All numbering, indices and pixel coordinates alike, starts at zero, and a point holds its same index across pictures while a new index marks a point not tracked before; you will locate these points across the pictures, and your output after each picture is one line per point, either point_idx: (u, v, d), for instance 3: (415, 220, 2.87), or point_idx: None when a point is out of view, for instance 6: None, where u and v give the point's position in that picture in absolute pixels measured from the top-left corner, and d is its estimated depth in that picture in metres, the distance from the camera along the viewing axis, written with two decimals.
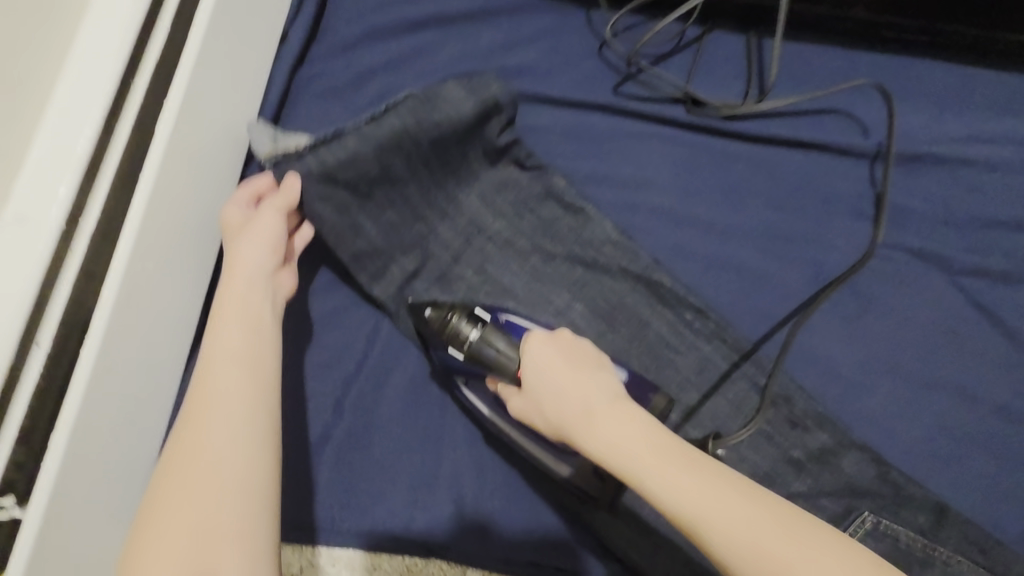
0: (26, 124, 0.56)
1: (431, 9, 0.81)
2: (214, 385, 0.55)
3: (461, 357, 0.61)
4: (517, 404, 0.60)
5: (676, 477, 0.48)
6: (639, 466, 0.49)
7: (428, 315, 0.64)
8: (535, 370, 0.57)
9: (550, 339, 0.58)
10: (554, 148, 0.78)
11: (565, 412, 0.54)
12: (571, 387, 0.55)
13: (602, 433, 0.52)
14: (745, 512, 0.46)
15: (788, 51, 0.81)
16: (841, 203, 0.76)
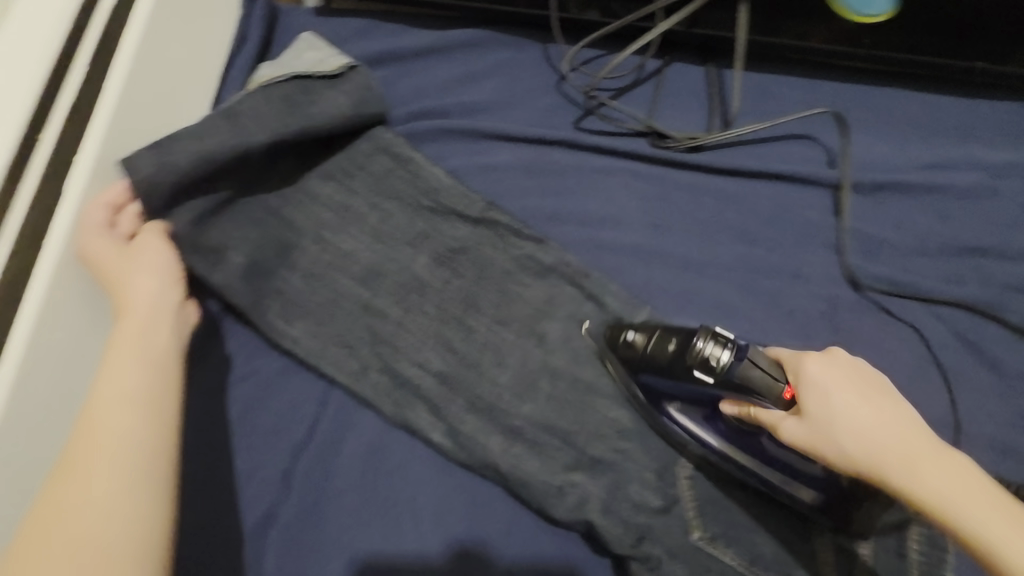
0: None
1: (379, 47, 0.77)
2: (102, 423, 0.52)
3: (710, 379, 0.54)
4: (792, 429, 0.50)
5: (963, 492, 0.44)
6: (933, 490, 0.44)
7: (632, 339, 0.61)
8: (812, 389, 0.50)
9: (827, 358, 0.51)
10: (511, 187, 0.73)
11: (866, 434, 0.47)
12: (856, 405, 0.48)
13: (889, 448, 0.46)
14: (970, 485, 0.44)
15: (752, 80, 0.76)
16: (820, 234, 0.70)
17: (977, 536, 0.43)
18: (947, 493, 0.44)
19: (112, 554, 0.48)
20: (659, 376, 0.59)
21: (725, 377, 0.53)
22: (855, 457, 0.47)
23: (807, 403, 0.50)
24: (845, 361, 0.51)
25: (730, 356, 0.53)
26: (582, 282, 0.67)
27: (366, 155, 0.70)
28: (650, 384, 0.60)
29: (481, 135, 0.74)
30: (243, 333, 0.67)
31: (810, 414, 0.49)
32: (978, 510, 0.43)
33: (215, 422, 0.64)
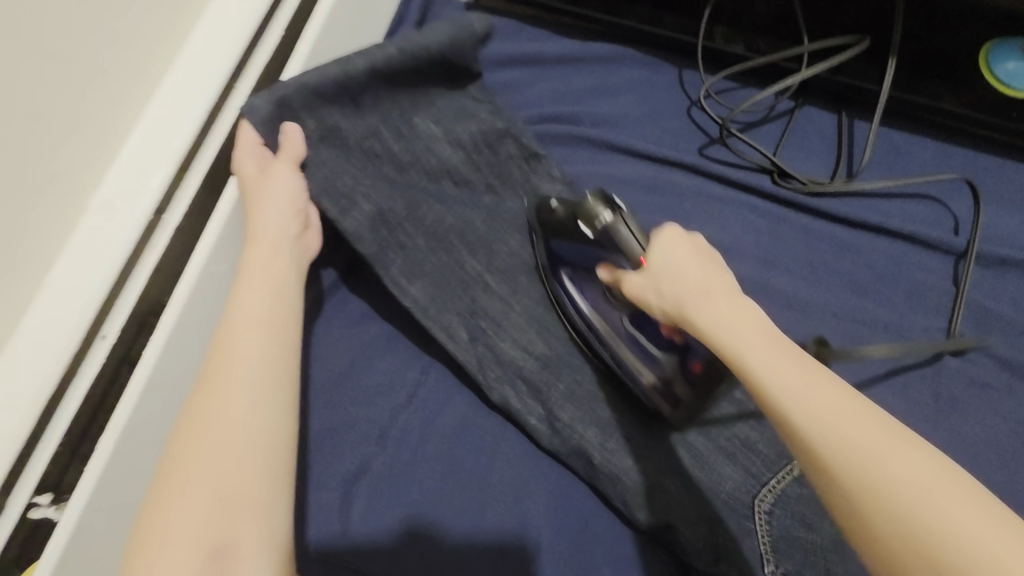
0: (130, 112, 0.55)
1: (523, 47, 0.80)
2: (231, 346, 0.51)
3: (590, 233, 0.61)
4: (634, 282, 0.56)
5: (837, 415, 0.39)
6: (765, 371, 0.43)
7: (554, 206, 0.66)
8: (661, 251, 0.54)
9: (684, 238, 0.54)
10: (629, 199, 0.75)
11: (682, 282, 0.51)
12: (703, 282, 0.50)
13: (788, 376, 0.42)
14: (797, 367, 0.43)
15: (886, 135, 0.76)
16: (933, 298, 0.70)
17: (808, 441, 0.40)
18: (777, 380, 0.42)
19: (239, 461, 0.47)
20: (570, 242, 0.64)
21: (603, 235, 0.59)
22: (678, 312, 0.51)
23: (655, 265, 0.54)
24: (696, 247, 0.54)
25: (611, 216, 0.59)
26: None
27: (496, 137, 0.72)
28: (557, 250, 0.66)
29: (607, 146, 0.76)
30: (357, 295, 0.70)
31: (651, 272, 0.54)
32: (846, 423, 0.39)
33: (323, 375, 0.66)
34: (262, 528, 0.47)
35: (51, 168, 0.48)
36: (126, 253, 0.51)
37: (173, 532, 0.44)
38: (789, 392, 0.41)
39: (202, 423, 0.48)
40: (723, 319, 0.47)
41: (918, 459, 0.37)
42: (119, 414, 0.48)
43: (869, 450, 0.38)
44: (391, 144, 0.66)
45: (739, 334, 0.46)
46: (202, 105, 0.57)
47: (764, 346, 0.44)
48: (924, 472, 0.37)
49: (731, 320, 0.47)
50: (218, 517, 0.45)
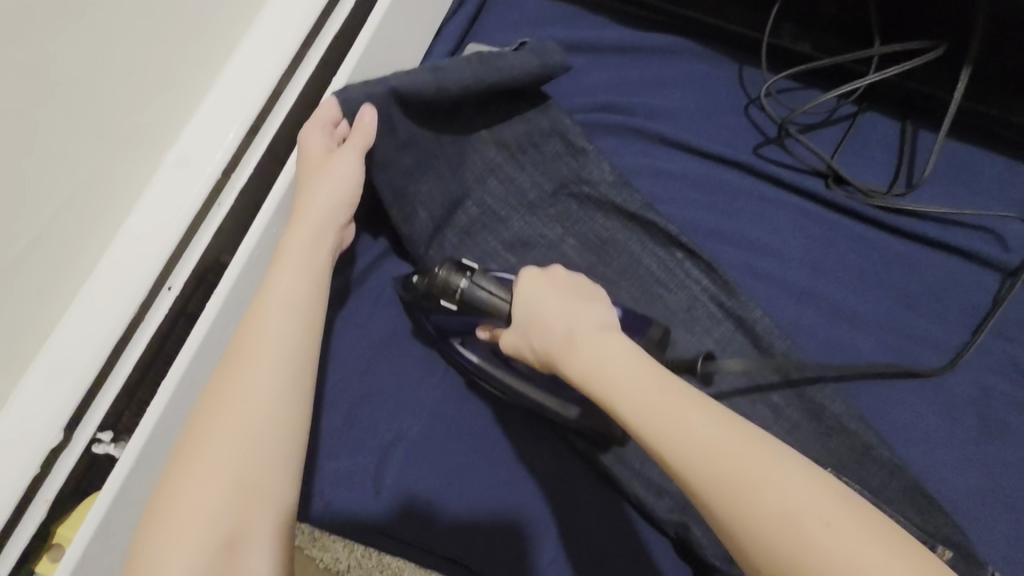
0: (206, 72, 0.56)
1: (583, 34, 0.80)
2: (262, 329, 0.51)
3: (452, 308, 0.58)
4: (508, 339, 0.54)
5: (671, 425, 0.42)
6: (589, 364, 0.47)
7: (416, 280, 0.62)
8: (524, 304, 0.53)
9: (542, 274, 0.53)
10: (676, 194, 0.74)
11: (549, 329, 0.50)
12: (567, 321, 0.50)
13: (617, 383, 0.45)
14: (629, 371, 0.45)
15: (954, 148, 0.73)
16: (987, 319, 0.68)
17: (662, 451, 0.41)
18: (662, 430, 0.42)
19: (256, 450, 0.47)
20: (445, 316, 0.61)
21: (467, 298, 0.57)
22: (547, 359, 0.50)
23: (519, 312, 0.53)
24: (558, 281, 0.53)
25: (467, 281, 0.57)
26: (725, 299, 0.69)
27: (548, 128, 0.72)
28: (441, 325, 0.62)
29: (660, 140, 0.76)
30: (401, 268, 0.71)
31: (516, 322, 0.53)
32: (709, 443, 0.40)
33: (365, 344, 0.68)
34: (271, 518, 0.47)
35: (131, 121, 0.50)
36: (192, 209, 0.53)
37: (181, 503, 0.45)
38: (633, 412, 0.44)
39: (226, 402, 0.48)
40: (605, 369, 0.46)
41: (806, 486, 0.38)
42: (183, 358, 0.52)
43: (752, 469, 0.39)
44: (443, 137, 0.68)
45: (587, 366, 0.47)
46: (273, 69, 0.58)
47: (651, 390, 0.44)
48: (799, 500, 0.38)
49: (570, 328, 0.49)
50: (226, 503, 0.45)
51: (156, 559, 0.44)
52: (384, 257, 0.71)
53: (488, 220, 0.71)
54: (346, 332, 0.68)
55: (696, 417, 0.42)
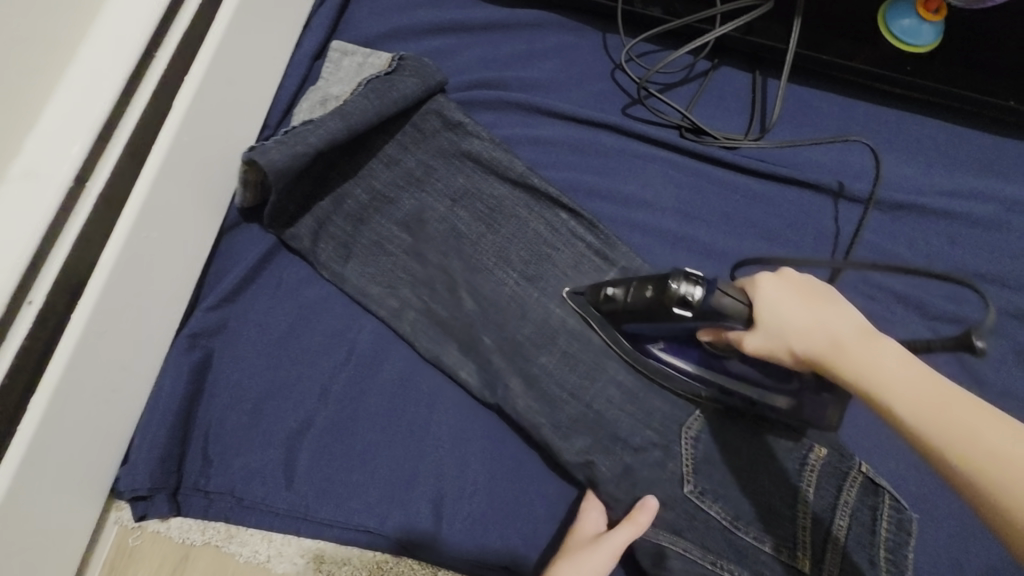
0: (45, 78, 0.54)
1: (452, 15, 0.82)
2: None
3: (689, 314, 0.57)
4: (753, 342, 0.55)
5: (952, 411, 0.46)
6: (867, 366, 0.50)
7: (609, 293, 0.65)
8: (769, 305, 0.55)
9: (779, 280, 0.56)
10: (556, 160, 0.78)
11: (802, 328, 0.53)
12: (843, 326, 0.53)
13: (914, 385, 0.48)
14: (862, 342, 0.51)
15: (797, 92, 0.80)
16: (837, 243, 0.75)
17: (877, 391, 0.49)
18: (914, 395, 0.48)
19: None
20: (641, 322, 0.62)
21: (700, 307, 0.56)
22: (809, 355, 0.53)
23: (764, 318, 0.55)
24: (793, 281, 0.56)
25: (702, 292, 0.56)
26: (608, 252, 0.73)
27: (421, 113, 0.75)
28: (638, 332, 0.65)
29: (536, 110, 0.79)
30: (293, 260, 0.72)
31: (765, 329, 0.55)
32: (897, 362, 0.50)
33: (262, 338, 0.68)
34: None
35: None
36: (46, 221, 0.52)
37: None
38: (895, 393, 0.48)
39: None
40: (886, 363, 0.50)
41: (1006, 432, 0.45)
42: (54, 371, 0.51)
43: None
44: (333, 167, 0.71)
45: (832, 335, 0.52)
46: (120, 74, 0.56)
47: (901, 373, 0.49)
48: (1016, 448, 0.44)
49: (833, 333, 0.52)
50: None
51: None
52: (274, 250, 0.71)
53: (379, 203, 0.73)
54: (241, 329, 0.68)
55: (901, 368, 0.49)
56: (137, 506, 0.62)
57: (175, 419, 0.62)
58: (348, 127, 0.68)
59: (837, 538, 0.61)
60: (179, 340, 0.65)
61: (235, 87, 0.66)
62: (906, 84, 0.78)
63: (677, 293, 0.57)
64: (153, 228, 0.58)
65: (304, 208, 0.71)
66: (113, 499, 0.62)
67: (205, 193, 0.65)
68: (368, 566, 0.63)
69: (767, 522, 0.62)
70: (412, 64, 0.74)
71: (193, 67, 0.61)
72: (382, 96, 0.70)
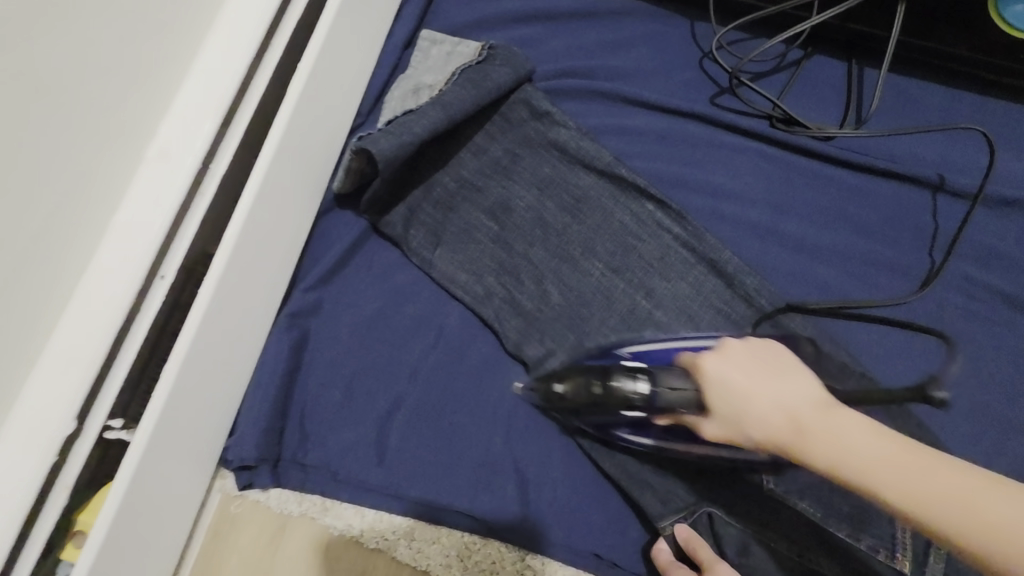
0: (176, 64, 0.57)
1: (539, 4, 0.82)
2: None
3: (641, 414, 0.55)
4: (709, 430, 0.53)
5: (899, 470, 0.46)
6: (835, 448, 0.48)
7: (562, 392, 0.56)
8: (721, 391, 0.52)
9: (721, 356, 0.53)
10: (642, 149, 0.77)
11: (755, 411, 0.51)
12: (743, 392, 0.51)
13: (885, 464, 0.46)
14: (845, 425, 0.49)
15: (896, 83, 0.77)
16: (938, 239, 0.72)
17: (869, 487, 0.46)
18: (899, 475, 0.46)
19: None
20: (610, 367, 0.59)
21: (650, 405, 0.53)
22: (771, 442, 0.50)
23: (720, 407, 0.51)
24: (737, 356, 0.53)
25: (648, 387, 0.53)
26: (698, 245, 0.72)
27: (509, 102, 0.75)
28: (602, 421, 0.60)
29: (623, 100, 0.78)
30: (384, 245, 0.73)
31: (719, 413, 0.52)
32: (854, 438, 0.48)
33: (355, 320, 0.70)
34: None
35: (113, 116, 0.51)
36: (178, 200, 0.54)
37: None
38: (868, 475, 0.46)
39: None
40: (852, 442, 0.48)
41: (954, 476, 0.45)
42: (182, 343, 0.53)
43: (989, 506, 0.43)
44: (426, 157, 0.73)
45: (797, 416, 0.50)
46: (242, 59, 0.59)
47: (867, 448, 0.47)
48: (963, 486, 0.44)
49: (791, 413, 0.50)
50: None
51: None
52: (366, 235, 0.73)
53: (468, 191, 0.74)
54: (335, 310, 0.70)
55: (868, 436, 0.48)
56: (240, 475, 0.65)
57: (276, 395, 0.65)
58: (447, 117, 0.69)
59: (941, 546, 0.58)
60: (280, 320, 0.68)
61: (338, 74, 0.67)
62: (1012, 72, 0.74)
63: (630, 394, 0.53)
64: (264, 209, 0.60)
65: (398, 196, 0.72)
66: (218, 468, 0.66)
67: (307, 178, 0.66)
68: (456, 546, 0.65)
69: (863, 522, 0.61)
70: (503, 53, 0.74)
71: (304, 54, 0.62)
72: (477, 86, 0.71)
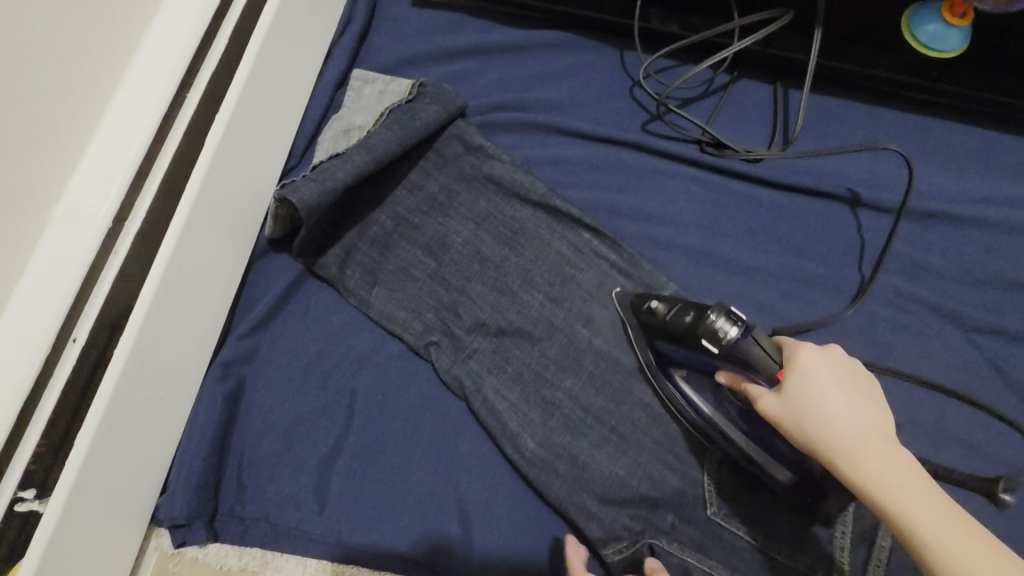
0: (85, 123, 0.56)
1: (471, 40, 0.83)
2: None
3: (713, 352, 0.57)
4: (770, 406, 0.54)
5: (895, 484, 0.48)
6: (869, 472, 0.49)
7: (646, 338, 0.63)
8: (800, 380, 0.53)
9: (824, 354, 0.55)
10: (577, 179, 0.78)
11: (835, 426, 0.51)
12: (886, 455, 0.50)
13: (893, 490, 0.48)
14: (857, 429, 0.51)
15: (820, 103, 0.79)
16: (866, 254, 0.74)
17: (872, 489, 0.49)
18: (882, 486, 0.48)
19: None
20: (677, 347, 0.62)
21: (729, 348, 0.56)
22: (816, 446, 0.52)
23: (791, 385, 0.53)
24: (840, 361, 0.55)
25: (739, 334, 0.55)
26: (632, 271, 0.73)
27: (442, 138, 0.76)
28: (664, 351, 0.64)
29: (556, 130, 0.79)
30: (320, 286, 0.73)
31: (785, 396, 0.53)
32: (879, 447, 0.50)
33: (292, 364, 0.69)
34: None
35: (14, 182, 0.50)
36: (87, 261, 0.54)
37: None
38: (877, 485, 0.48)
39: None
40: (864, 452, 0.50)
41: (944, 511, 0.47)
42: (98, 406, 0.53)
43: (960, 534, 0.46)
44: (359, 198, 0.74)
45: (858, 429, 0.51)
46: (154, 113, 0.59)
47: (896, 461, 0.49)
48: (944, 521, 0.46)
49: (863, 433, 0.51)
50: None
51: None
52: (301, 277, 0.73)
53: (404, 228, 0.74)
54: (271, 356, 0.69)
55: (900, 461, 0.49)
56: (175, 534, 0.63)
57: (210, 447, 0.64)
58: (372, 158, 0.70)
59: (880, 559, 0.59)
60: (212, 369, 0.67)
61: (262, 121, 0.67)
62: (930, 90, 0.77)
63: (713, 327, 0.57)
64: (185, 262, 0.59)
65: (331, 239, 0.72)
66: (152, 526, 0.64)
67: (233, 226, 0.66)
68: None
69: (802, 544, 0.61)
70: (433, 90, 0.75)
71: (222, 105, 0.62)
72: (404, 124, 0.72)
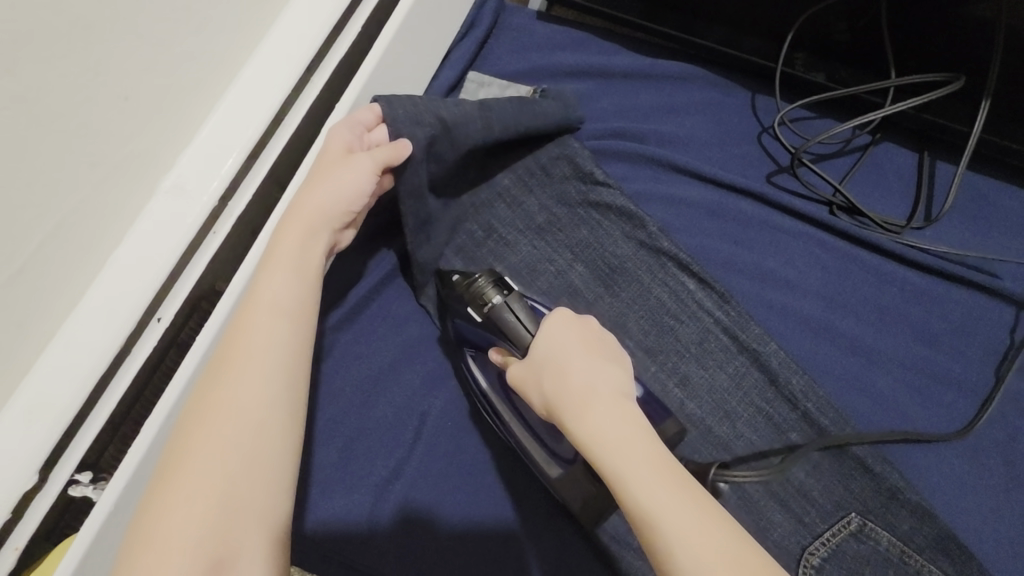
0: (206, 95, 0.54)
1: (593, 60, 0.78)
2: (190, 483, 0.43)
3: (478, 318, 0.56)
4: (516, 370, 0.51)
5: (612, 429, 0.43)
6: (583, 390, 0.45)
7: (455, 279, 0.60)
8: (546, 342, 0.50)
9: (573, 322, 0.51)
10: (688, 223, 0.72)
11: (566, 379, 0.46)
12: (591, 378, 0.46)
13: (624, 461, 0.42)
14: (604, 376, 0.47)
15: (972, 182, 0.72)
16: (1007, 357, 0.65)
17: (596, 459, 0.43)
18: (621, 478, 0.41)
19: (195, 494, 0.43)
20: (471, 325, 0.58)
21: (490, 310, 0.54)
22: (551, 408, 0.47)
23: (537, 354, 0.49)
24: (585, 329, 0.51)
25: (501, 299, 0.54)
26: (739, 333, 0.66)
27: (551, 159, 0.70)
28: (461, 330, 0.61)
29: (671, 167, 0.73)
30: (403, 294, 0.69)
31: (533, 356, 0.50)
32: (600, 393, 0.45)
33: (363, 374, 0.65)
34: (267, 502, 0.45)
35: (127, 147, 0.48)
36: (184, 241, 0.51)
37: (175, 527, 0.42)
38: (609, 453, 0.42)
39: (172, 503, 0.42)
40: (609, 442, 0.42)
41: (638, 441, 0.43)
42: (171, 394, 0.50)
43: (643, 458, 0.42)
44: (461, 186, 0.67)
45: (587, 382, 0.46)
46: (276, 95, 0.56)
47: (597, 406, 0.44)
48: (636, 453, 0.42)
49: (553, 362, 0.48)
50: (221, 512, 0.43)
51: (164, 525, 0.42)
52: (386, 282, 0.69)
53: (495, 244, 0.69)
54: (343, 359, 0.66)
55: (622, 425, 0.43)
56: None
57: None
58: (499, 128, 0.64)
59: None
60: None
61: None
62: None
63: (481, 291, 0.56)
64: (252, 258, 0.54)
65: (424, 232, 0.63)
66: None
67: None
68: None
69: None
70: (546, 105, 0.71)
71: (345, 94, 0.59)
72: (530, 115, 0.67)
